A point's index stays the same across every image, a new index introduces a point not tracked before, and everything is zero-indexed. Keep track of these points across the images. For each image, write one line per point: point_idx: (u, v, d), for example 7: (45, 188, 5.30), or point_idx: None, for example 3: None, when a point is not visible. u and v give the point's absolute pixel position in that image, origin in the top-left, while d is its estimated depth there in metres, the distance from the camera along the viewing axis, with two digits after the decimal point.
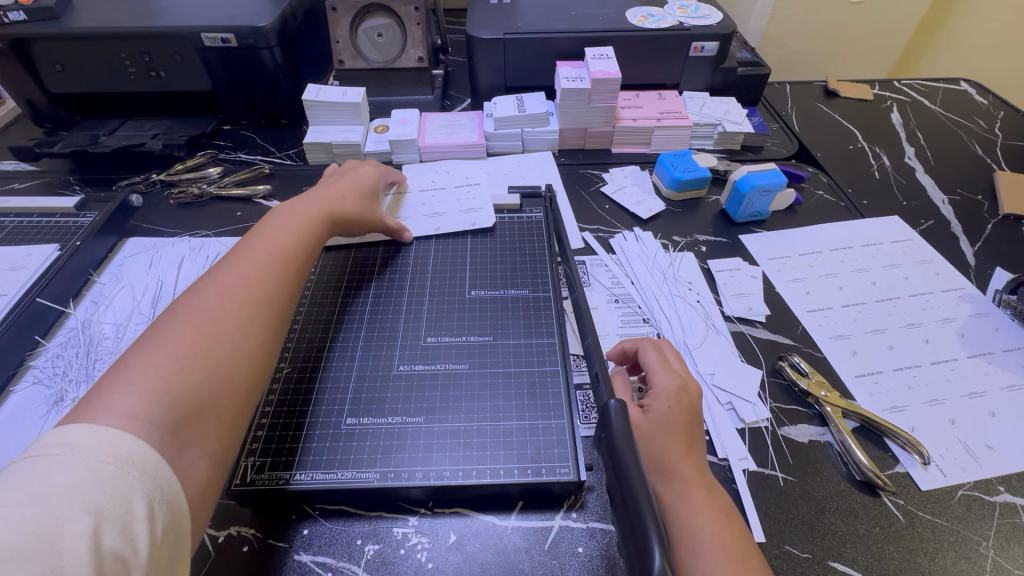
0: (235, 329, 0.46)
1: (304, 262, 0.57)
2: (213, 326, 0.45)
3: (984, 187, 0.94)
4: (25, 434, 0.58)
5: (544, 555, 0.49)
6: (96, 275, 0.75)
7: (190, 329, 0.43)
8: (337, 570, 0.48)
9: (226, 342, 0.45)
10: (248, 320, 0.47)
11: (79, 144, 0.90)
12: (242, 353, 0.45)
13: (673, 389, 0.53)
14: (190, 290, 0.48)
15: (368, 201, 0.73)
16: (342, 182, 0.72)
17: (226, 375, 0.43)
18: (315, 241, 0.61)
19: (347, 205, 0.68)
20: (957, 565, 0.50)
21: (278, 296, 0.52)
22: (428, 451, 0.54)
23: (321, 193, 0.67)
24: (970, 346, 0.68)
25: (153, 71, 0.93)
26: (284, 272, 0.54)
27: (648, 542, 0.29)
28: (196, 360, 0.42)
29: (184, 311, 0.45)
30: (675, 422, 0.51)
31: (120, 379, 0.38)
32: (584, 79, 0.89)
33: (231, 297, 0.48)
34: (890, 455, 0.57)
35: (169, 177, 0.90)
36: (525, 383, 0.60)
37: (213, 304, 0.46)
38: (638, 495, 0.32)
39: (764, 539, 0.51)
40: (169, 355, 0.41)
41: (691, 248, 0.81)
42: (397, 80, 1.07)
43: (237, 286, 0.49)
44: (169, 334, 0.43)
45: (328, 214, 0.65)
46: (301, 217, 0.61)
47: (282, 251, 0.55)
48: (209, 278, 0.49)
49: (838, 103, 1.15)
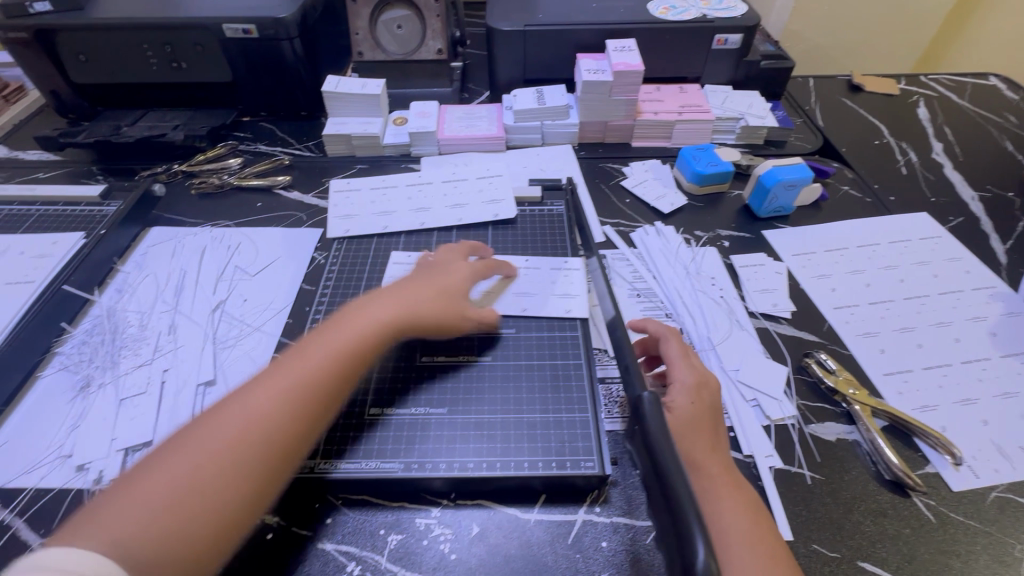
0: (236, 461, 0.42)
1: (353, 369, 0.50)
2: (213, 456, 0.41)
3: (1015, 183, 0.91)
4: (54, 418, 0.58)
5: (567, 549, 0.49)
6: (119, 263, 0.75)
7: (187, 456, 0.41)
8: (361, 559, 0.48)
9: (220, 476, 0.41)
10: (254, 450, 0.43)
11: (102, 134, 0.91)
12: (232, 490, 0.41)
13: (693, 384, 0.52)
14: (223, 396, 0.46)
15: (467, 290, 0.62)
16: (438, 270, 0.63)
17: (205, 516, 0.39)
18: (377, 330, 0.53)
19: (427, 298, 0.58)
20: (991, 568, 0.49)
21: (302, 416, 0.46)
22: (451, 443, 0.54)
23: (409, 284, 0.59)
24: (1003, 346, 0.66)
25: (175, 62, 0.93)
26: (319, 375, 0.48)
27: (691, 531, 0.28)
28: (176, 500, 0.39)
29: (195, 429, 0.43)
30: (697, 417, 0.50)
31: (104, 508, 0.38)
32: (605, 72, 0.88)
33: (247, 418, 0.44)
34: (920, 455, 0.56)
35: (190, 168, 0.91)
36: (549, 377, 0.60)
37: (226, 425, 0.43)
38: (677, 483, 0.31)
39: (792, 537, 0.50)
40: (153, 491, 0.39)
41: (714, 243, 0.80)
42: (416, 73, 1.07)
43: (258, 406, 0.44)
44: (167, 460, 0.41)
45: (405, 308, 0.56)
46: (371, 309, 0.54)
47: (327, 354, 0.49)
48: (244, 386, 0.46)
49: (862, 98, 1.12)
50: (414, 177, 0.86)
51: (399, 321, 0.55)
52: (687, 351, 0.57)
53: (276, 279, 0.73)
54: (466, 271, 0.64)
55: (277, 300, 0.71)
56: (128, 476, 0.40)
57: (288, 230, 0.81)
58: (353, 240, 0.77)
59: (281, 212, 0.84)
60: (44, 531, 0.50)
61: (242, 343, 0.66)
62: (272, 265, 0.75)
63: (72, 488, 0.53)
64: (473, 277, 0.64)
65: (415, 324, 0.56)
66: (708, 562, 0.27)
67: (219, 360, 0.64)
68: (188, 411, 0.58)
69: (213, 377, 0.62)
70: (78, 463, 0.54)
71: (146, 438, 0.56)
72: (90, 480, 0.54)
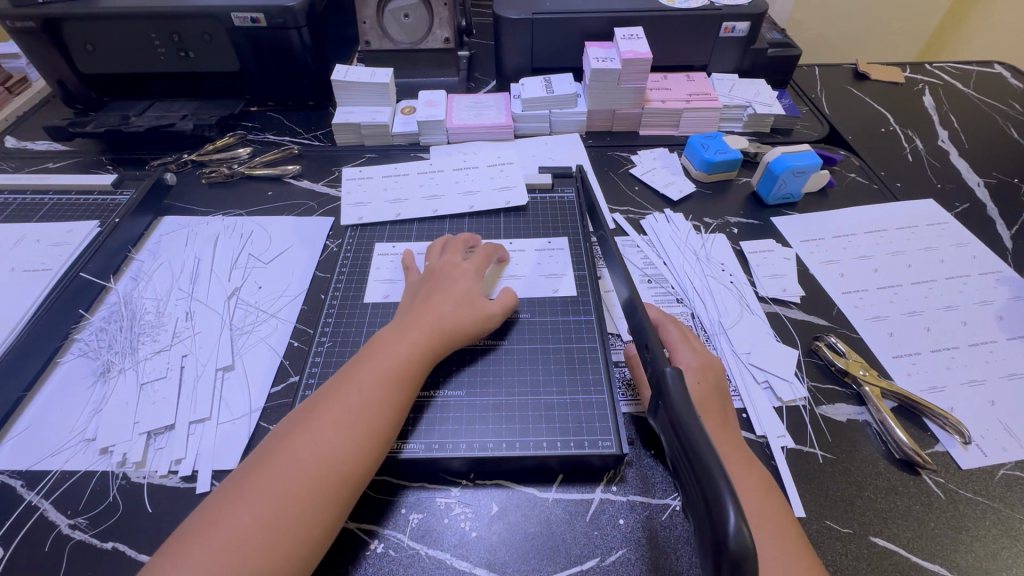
0: (303, 500, 0.44)
1: (399, 399, 0.51)
2: (281, 497, 0.43)
3: (1020, 170, 0.92)
4: (76, 403, 0.59)
5: (586, 526, 0.50)
6: (134, 252, 0.76)
7: (258, 496, 0.43)
8: (384, 537, 0.49)
9: (290, 516, 0.43)
10: (318, 488, 0.45)
11: (112, 124, 0.91)
12: (302, 528, 0.43)
13: (698, 365, 0.54)
14: (281, 435, 0.48)
15: (478, 288, 0.63)
16: (445, 277, 0.63)
17: (281, 553, 0.41)
18: (410, 349, 0.55)
19: (450, 311, 0.58)
20: (1000, 542, 0.50)
21: (356, 450, 0.47)
22: (469, 425, 0.55)
23: (428, 300, 0.60)
24: (1010, 328, 0.67)
25: (183, 51, 0.93)
26: (362, 401, 0.50)
27: (721, 496, 0.29)
28: (254, 540, 0.41)
29: (261, 470, 0.45)
30: (705, 396, 0.51)
31: (191, 546, 0.41)
32: (613, 60, 0.89)
33: (308, 456, 0.46)
34: (929, 434, 0.57)
35: (200, 158, 0.91)
36: (564, 360, 0.61)
37: (290, 464, 0.45)
38: (704, 451, 0.31)
39: (804, 514, 0.51)
40: (231, 532, 0.41)
41: (723, 230, 0.80)
42: (423, 62, 1.07)
43: (316, 445, 0.46)
44: (239, 502, 0.43)
45: (433, 329, 0.57)
46: (405, 337, 0.55)
47: (373, 388, 0.51)
48: (301, 423, 0.49)
49: (868, 86, 1.13)
50: (424, 165, 0.86)
51: (430, 344, 0.56)
52: (685, 334, 0.59)
53: (290, 266, 0.74)
54: (470, 271, 0.64)
55: (292, 287, 0.71)
56: (207, 514, 0.43)
57: (299, 218, 0.81)
58: (365, 227, 0.78)
59: (292, 201, 0.85)
60: (72, 512, 0.51)
61: (258, 329, 0.66)
62: (285, 253, 0.76)
63: (97, 471, 0.54)
64: (476, 276, 0.64)
65: (445, 342, 0.57)
66: (739, 526, 0.27)
67: (236, 346, 0.64)
68: (208, 396, 0.59)
69: (231, 363, 0.62)
70: (102, 446, 0.55)
71: (168, 422, 0.57)
72: (114, 463, 0.54)
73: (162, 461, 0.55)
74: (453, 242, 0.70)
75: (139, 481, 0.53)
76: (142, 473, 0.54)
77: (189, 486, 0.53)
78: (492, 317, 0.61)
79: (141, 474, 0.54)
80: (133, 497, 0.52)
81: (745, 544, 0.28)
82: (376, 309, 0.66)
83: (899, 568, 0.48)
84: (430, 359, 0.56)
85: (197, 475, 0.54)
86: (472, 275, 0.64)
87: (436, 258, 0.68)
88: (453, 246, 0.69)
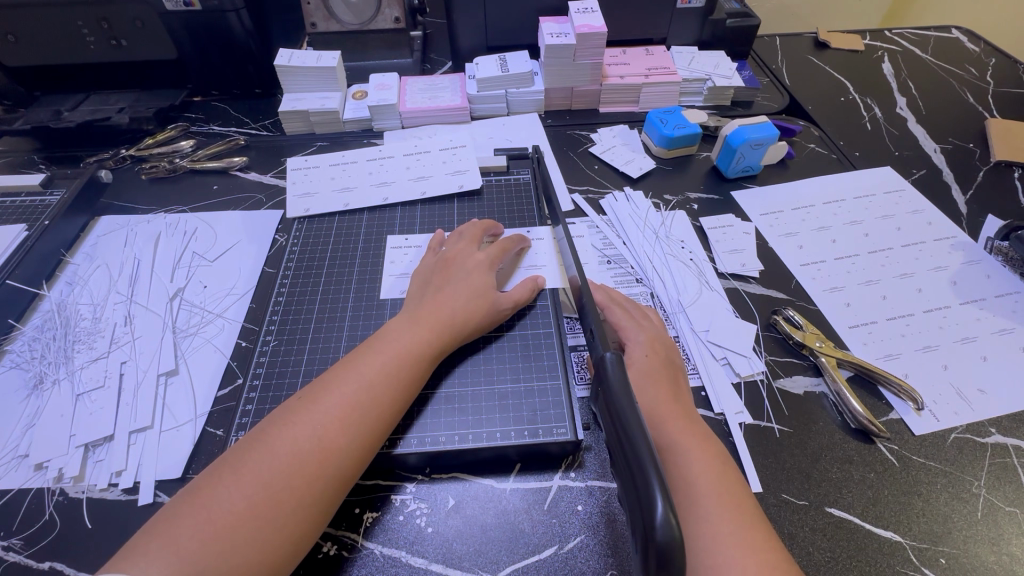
0: (298, 493, 0.42)
1: (402, 396, 0.50)
2: (276, 488, 0.42)
3: (976, 134, 0.92)
4: (8, 417, 0.56)
5: (543, 514, 0.49)
6: (69, 256, 0.72)
7: (252, 485, 0.42)
8: (337, 538, 0.48)
9: (284, 508, 0.42)
10: (314, 482, 0.43)
11: (40, 120, 0.85)
12: (295, 521, 0.42)
13: (646, 341, 0.55)
14: (276, 420, 0.47)
15: (492, 280, 0.60)
16: (456, 266, 0.61)
17: (269, 547, 0.40)
18: (422, 350, 0.53)
19: (460, 305, 0.57)
20: (950, 505, 0.51)
21: (356, 446, 0.46)
22: (423, 419, 0.54)
23: (439, 292, 0.58)
24: (962, 293, 0.68)
25: (114, 39, 0.86)
26: (370, 400, 0.48)
27: (650, 485, 0.29)
28: (246, 531, 0.40)
29: (253, 456, 0.44)
30: (657, 369, 0.52)
31: (178, 530, 0.39)
32: (568, 35, 0.86)
33: (305, 448, 0.44)
34: (884, 402, 0.57)
35: (139, 152, 0.86)
36: (520, 347, 0.59)
37: (286, 454, 0.44)
38: (639, 441, 0.32)
39: (761, 489, 0.51)
40: (222, 520, 0.40)
41: (683, 207, 0.79)
42: (374, 43, 1.03)
43: (315, 436, 0.45)
44: (230, 484, 0.42)
45: (442, 324, 0.55)
46: (414, 330, 0.54)
47: (377, 382, 0.49)
48: (299, 410, 0.47)
49: (828, 55, 1.12)
50: (374, 151, 0.83)
51: (439, 341, 0.54)
52: (632, 311, 0.59)
53: (236, 263, 0.71)
54: (482, 261, 0.62)
55: (239, 284, 0.68)
56: (198, 494, 0.42)
57: (246, 212, 0.78)
58: (313, 219, 0.75)
59: (239, 194, 0.81)
60: (4, 533, 0.49)
61: (203, 331, 0.63)
62: (231, 249, 0.73)
63: (32, 488, 0.51)
64: (490, 265, 0.62)
65: (451, 339, 0.55)
66: (667, 516, 0.28)
67: (180, 349, 0.62)
68: (150, 402, 0.57)
69: (175, 367, 0.60)
70: (35, 462, 0.52)
71: (107, 432, 0.54)
72: (50, 478, 0.52)
73: (101, 474, 0.52)
74: (476, 227, 0.67)
75: (78, 495, 0.51)
76: (80, 487, 0.51)
77: (131, 498, 0.51)
78: (503, 310, 0.59)
79: (79, 489, 0.51)
80: (71, 513, 0.50)
81: (673, 534, 0.28)
82: (324, 304, 0.64)
83: (853, 537, 0.48)
84: (435, 356, 0.54)
85: (139, 487, 0.51)
86: (483, 264, 0.62)
87: (457, 241, 0.65)
88: (467, 233, 0.66)
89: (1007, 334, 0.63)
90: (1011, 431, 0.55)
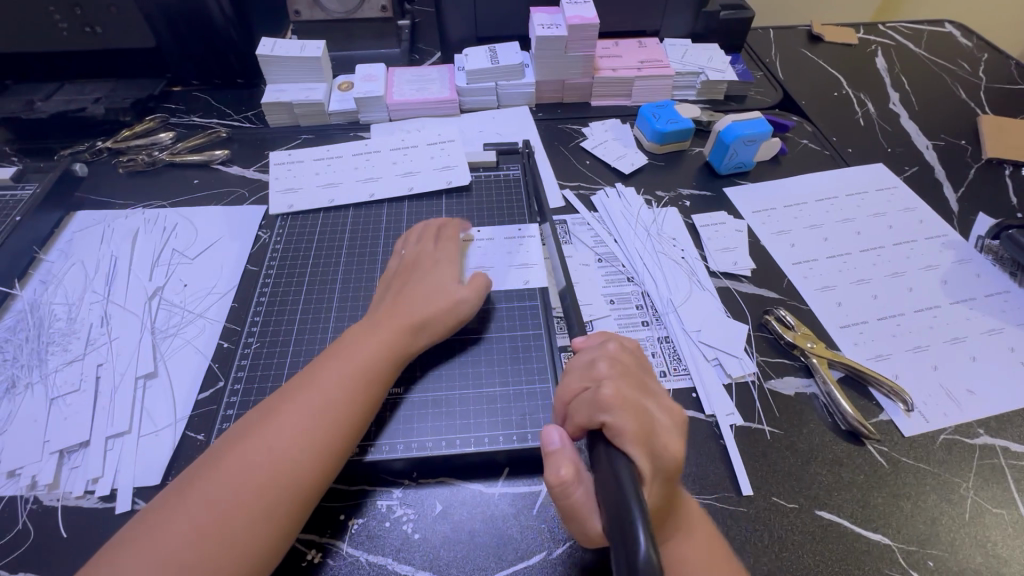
0: (259, 504, 0.41)
1: (368, 399, 0.49)
2: (238, 501, 0.41)
3: (967, 131, 0.92)
4: None
5: (532, 520, 0.49)
6: (42, 253, 0.70)
7: (208, 503, 0.41)
8: (322, 546, 0.47)
9: (246, 520, 0.41)
10: (277, 492, 0.42)
11: (12, 110, 0.82)
12: (258, 533, 0.41)
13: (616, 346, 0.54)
14: (232, 436, 0.46)
15: (460, 279, 0.59)
16: (418, 267, 0.60)
17: (228, 565, 0.39)
18: (389, 356, 0.52)
19: (430, 305, 0.56)
20: (938, 507, 0.51)
21: (314, 454, 0.45)
22: (409, 423, 0.52)
23: (401, 293, 0.57)
24: (953, 293, 0.67)
25: (88, 26, 0.83)
26: (333, 408, 0.47)
27: (633, 521, 0.31)
28: (207, 545, 0.39)
29: (213, 469, 0.43)
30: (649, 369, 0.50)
31: (135, 552, 0.39)
32: (560, 26, 0.84)
33: (263, 461, 0.43)
34: (874, 403, 0.57)
35: (116, 144, 0.83)
36: (509, 349, 0.58)
37: (249, 464, 0.43)
38: (626, 478, 0.34)
39: (752, 492, 0.51)
40: (181, 536, 0.39)
41: (675, 204, 0.78)
42: (360, 33, 1.00)
43: (278, 446, 0.44)
44: (190, 499, 0.41)
45: (403, 324, 0.54)
46: (379, 332, 0.53)
47: (340, 387, 0.48)
48: (256, 424, 0.46)
49: (822, 48, 1.11)
50: (360, 145, 0.81)
51: (402, 342, 0.53)
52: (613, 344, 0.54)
53: (217, 261, 0.69)
54: (450, 261, 0.61)
55: (220, 284, 0.66)
56: (157, 515, 0.41)
57: (228, 208, 0.76)
58: (298, 216, 0.73)
59: (220, 188, 0.79)
60: None
61: (183, 331, 0.62)
62: (212, 247, 0.70)
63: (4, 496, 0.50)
64: (460, 264, 0.61)
65: (414, 339, 0.54)
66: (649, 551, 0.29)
67: (159, 351, 0.60)
68: (128, 407, 0.55)
69: (153, 369, 0.58)
70: (7, 470, 0.51)
71: (82, 439, 0.53)
72: (23, 487, 0.50)
73: (77, 481, 0.50)
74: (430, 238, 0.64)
75: (52, 503, 0.49)
76: (54, 495, 0.50)
77: (108, 505, 0.49)
78: (475, 310, 0.58)
79: (54, 496, 0.50)
80: (46, 522, 0.48)
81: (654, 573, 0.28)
82: (306, 304, 0.63)
83: (842, 540, 0.48)
84: (403, 356, 0.53)
85: (116, 494, 0.50)
86: (450, 264, 0.61)
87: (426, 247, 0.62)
88: (440, 230, 0.65)
89: (997, 334, 0.63)
90: (998, 431, 0.56)
